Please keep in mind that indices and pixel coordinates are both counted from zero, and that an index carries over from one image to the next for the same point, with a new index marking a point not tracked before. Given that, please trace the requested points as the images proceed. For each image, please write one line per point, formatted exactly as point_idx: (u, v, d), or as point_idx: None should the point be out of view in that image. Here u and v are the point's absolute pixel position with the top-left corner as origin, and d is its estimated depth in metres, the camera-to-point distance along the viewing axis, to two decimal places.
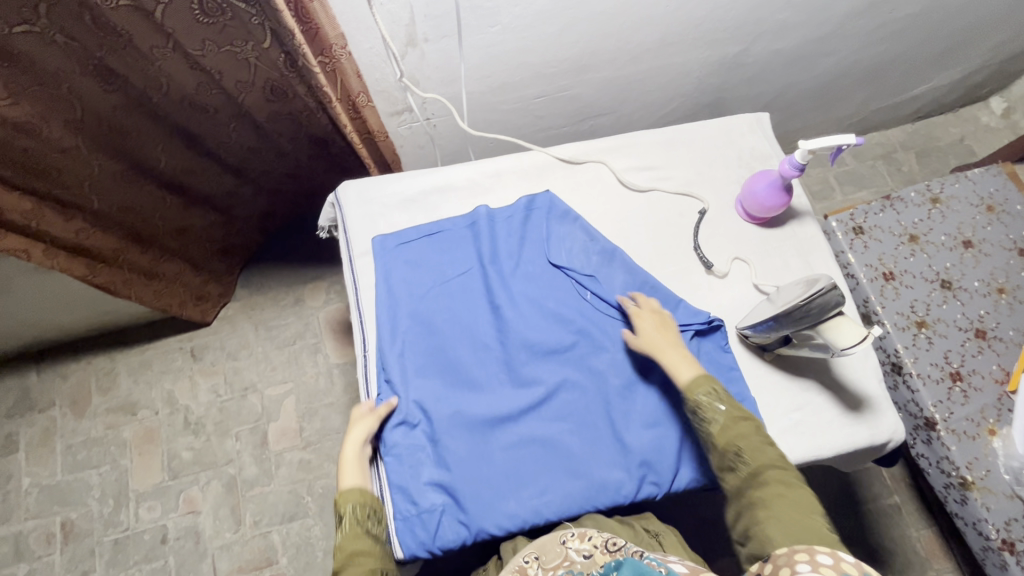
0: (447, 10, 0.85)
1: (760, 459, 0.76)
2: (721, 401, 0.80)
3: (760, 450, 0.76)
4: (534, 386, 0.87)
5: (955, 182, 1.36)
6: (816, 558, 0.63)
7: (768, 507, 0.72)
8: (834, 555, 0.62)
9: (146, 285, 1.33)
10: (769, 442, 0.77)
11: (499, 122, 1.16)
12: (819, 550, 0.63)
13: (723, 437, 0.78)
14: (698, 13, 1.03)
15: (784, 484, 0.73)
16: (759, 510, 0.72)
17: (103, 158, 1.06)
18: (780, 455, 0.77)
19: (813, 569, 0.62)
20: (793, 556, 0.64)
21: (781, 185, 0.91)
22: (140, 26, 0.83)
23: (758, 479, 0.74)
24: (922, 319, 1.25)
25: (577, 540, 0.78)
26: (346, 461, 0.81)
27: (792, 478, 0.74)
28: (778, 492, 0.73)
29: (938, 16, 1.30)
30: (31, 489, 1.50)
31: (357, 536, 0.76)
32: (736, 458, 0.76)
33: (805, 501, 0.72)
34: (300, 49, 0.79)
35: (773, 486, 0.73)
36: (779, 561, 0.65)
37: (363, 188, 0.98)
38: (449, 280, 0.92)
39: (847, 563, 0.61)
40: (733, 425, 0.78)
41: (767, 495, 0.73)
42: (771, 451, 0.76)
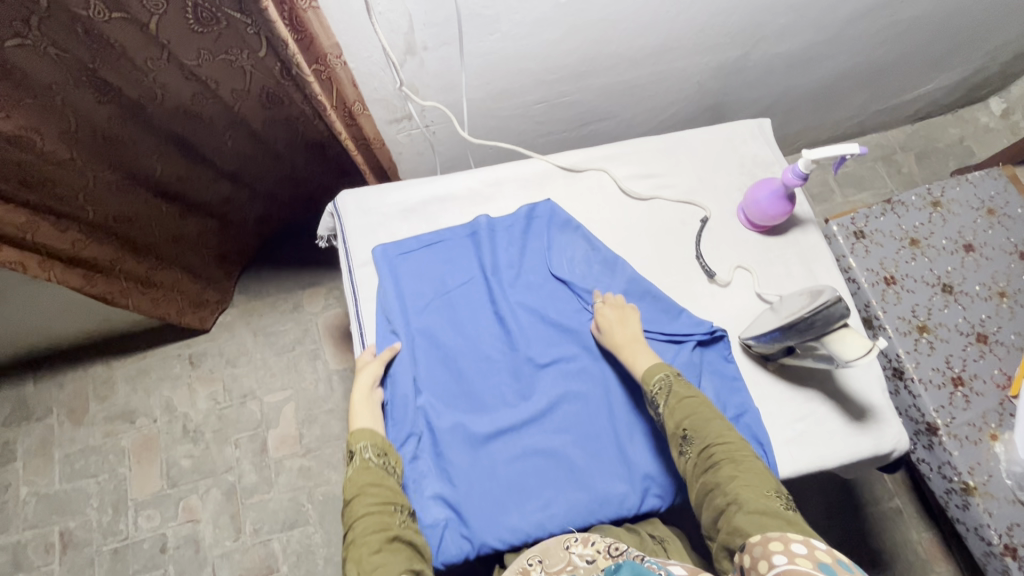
0: (446, 18, 0.84)
1: (706, 436, 0.75)
2: (671, 383, 0.81)
3: (707, 425, 0.76)
4: (537, 398, 0.86)
5: (956, 186, 1.36)
6: (791, 546, 0.59)
7: (727, 491, 0.70)
8: (808, 543, 0.59)
9: (144, 293, 1.32)
10: (716, 419, 0.77)
11: (499, 129, 1.15)
12: (791, 538, 0.60)
13: (672, 420, 0.78)
14: (700, 19, 1.03)
15: (737, 463, 0.72)
16: (719, 496, 0.70)
17: (98, 169, 1.05)
18: (727, 431, 0.76)
19: (790, 560, 0.58)
20: (768, 546, 0.60)
21: (783, 193, 0.90)
22: (133, 38, 0.82)
23: (712, 461, 0.73)
24: (924, 324, 1.24)
25: (580, 545, 0.74)
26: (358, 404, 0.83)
27: (742, 453, 0.73)
28: (732, 473, 0.71)
29: (939, 19, 1.30)
30: (29, 498, 1.49)
31: (367, 470, 0.76)
32: (684, 441, 0.76)
33: (757, 477, 0.70)
34: (293, 57, 0.78)
35: (725, 467, 0.72)
36: (755, 551, 0.61)
37: (362, 199, 0.97)
38: (450, 290, 0.92)
39: (823, 551, 0.58)
40: (680, 405, 0.78)
41: (721, 478, 0.71)
42: (716, 427, 0.75)
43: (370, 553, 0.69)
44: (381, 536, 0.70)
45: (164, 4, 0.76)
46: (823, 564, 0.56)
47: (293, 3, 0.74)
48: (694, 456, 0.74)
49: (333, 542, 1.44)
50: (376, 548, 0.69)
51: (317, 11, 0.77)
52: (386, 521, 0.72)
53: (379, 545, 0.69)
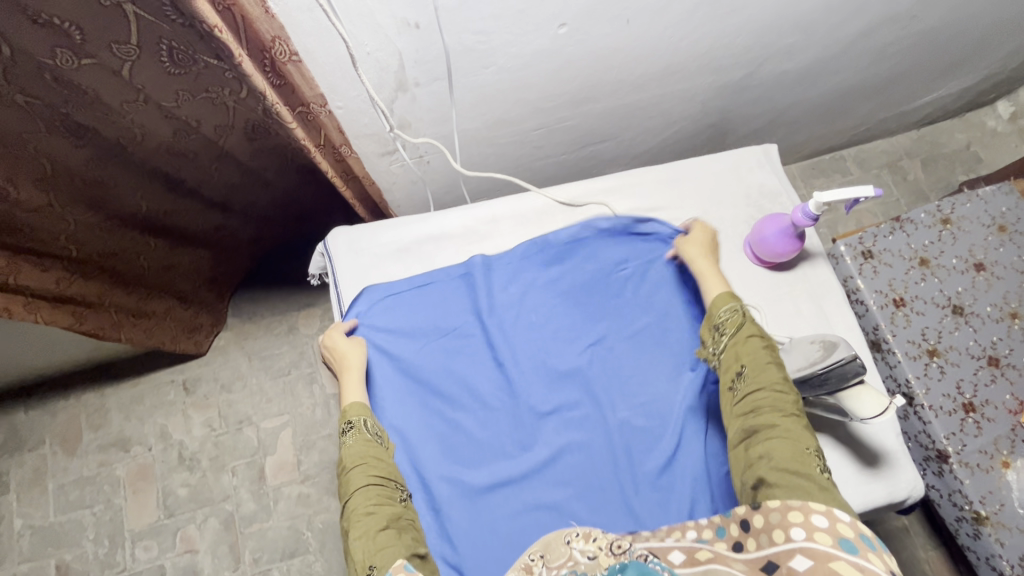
0: (438, 54, 0.79)
1: (761, 380, 0.73)
2: (742, 320, 0.79)
3: (763, 370, 0.73)
4: (538, 447, 0.83)
5: (968, 201, 1.29)
6: (811, 518, 0.59)
7: (765, 440, 0.68)
8: (830, 514, 0.59)
9: (136, 325, 1.29)
10: (777, 366, 0.74)
11: (495, 156, 1.10)
12: (814, 508, 0.60)
13: (732, 355, 0.77)
14: (704, 41, 0.98)
15: (781, 413, 0.69)
16: (753, 443, 0.69)
17: (79, 212, 1.01)
18: (785, 381, 0.73)
19: (808, 536, 0.58)
20: (787, 516, 0.60)
21: (793, 232, 0.87)
22: (106, 83, 0.78)
23: (755, 406, 0.71)
24: (934, 348, 1.19)
25: (582, 541, 0.73)
26: (348, 380, 0.83)
27: (792, 406, 0.70)
28: (774, 422, 0.69)
29: (949, 31, 1.25)
30: (24, 531, 1.46)
31: (366, 443, 0.77)
32: (737, 377, 0.75)
33: (798, 432, 0.68)
34: (274, 108, 0.74)
35: (767, 414, 0.70)
36: (772, 518, 0.62)
37: (354, 238, 0.94)
38: (444, 335, 0.89)
39: (845, 523, 0.58)
40: (743, 342, 0.77)
41: (760, 424, 0.69)
42: (774, 374, 0.73)
43: (375, 530, 0.68)
44: (387, 511, 0.70)
45: (136, 50, 0.73)
46: (844, 541, 0.57)
47: (274, 56, 0.71)
48: (742, 393, 0.73)
49: (334, 571, 1.42)
50: (382, 525, 0.68)
51: (299, 63, 0.74)
52: (389, 496, 0.73)
53: (384, 522, 0.69)
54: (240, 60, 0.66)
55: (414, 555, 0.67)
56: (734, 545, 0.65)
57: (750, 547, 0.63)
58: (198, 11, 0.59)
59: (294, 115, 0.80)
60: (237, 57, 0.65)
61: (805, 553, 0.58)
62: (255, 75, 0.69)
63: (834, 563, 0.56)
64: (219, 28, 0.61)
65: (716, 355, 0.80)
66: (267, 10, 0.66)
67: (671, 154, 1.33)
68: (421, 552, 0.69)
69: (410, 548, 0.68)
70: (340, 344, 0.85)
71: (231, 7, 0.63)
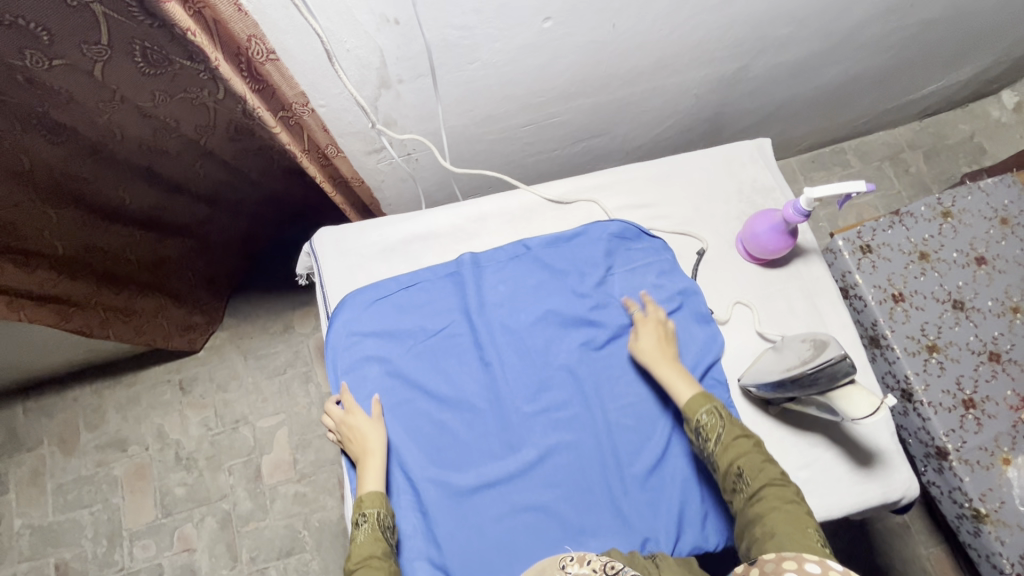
0: (419, 50, 0.78)
1: (762, 478, 0.71)
2: (722, 420, 0.76)
3: (762, 469, 0.72)
4: (526, 448, 0.82)
5: (968, 194, 1.27)
6: (804, 566, 0.58)
7: (765, 523, 0.68)
8: (822, 562, 0.57)
9: (126, 323, 1.28)
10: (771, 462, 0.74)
11: (485, 152, 1.08)
12: (806, 557, 0.58)
13: (725, 458, 0.74)
14: (696, 33, 0.96)
15: (783, 500, 0.69)
16: (758, 531, 0.68)
17: (60, 208, 1.00)
18: (783, 476, 0.72)
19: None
20: (781, 564, 0.59)
21: (784, 229, 0.86)
22: (81, 84, 0.77)
23: (757, 497, 0.70)
24: (933, 343, 1.17)
25: (576, 565, 0.67)
26: (367, 464, 0.78)
27: (792, 493, 0.70)
28: (774, 505, 0.69)
29: (950, 21, 1.23)
30: (24, 530, 1.46)
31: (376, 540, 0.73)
32: (738, 480, 0.72)
33: (798, 513, 0.68)
34: (255, 112, 0.74)
35: (769, 500, 0.69)
36: (767, 567, 0.60)
37: (339, 238, 0.93)
38: (429, 336, 0.88)
39: (838, 572, 0.56)
40: (735, 443, 0.75)
41: (762, 512, 0.69)
42: (772, 470, 0.72)
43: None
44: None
45: (107, 50, 0.72)
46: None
47: (250, 55, 0.69)
48: (747, 494, 0.71)
49: (331, 569, 1.42)
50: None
51: (277, 61, 0.73)
52: None
53: None
54: (216, 63, 0.66)
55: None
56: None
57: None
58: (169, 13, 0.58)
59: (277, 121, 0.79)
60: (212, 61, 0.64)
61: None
62: (232, 77, 0.68)
63: None
64: (192, 31, 0.60)
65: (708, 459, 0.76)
66: (240, 9, 0.64)
67: (665, 150, 1.31)
68: None
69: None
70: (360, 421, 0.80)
71: (204, 7, 0.62)
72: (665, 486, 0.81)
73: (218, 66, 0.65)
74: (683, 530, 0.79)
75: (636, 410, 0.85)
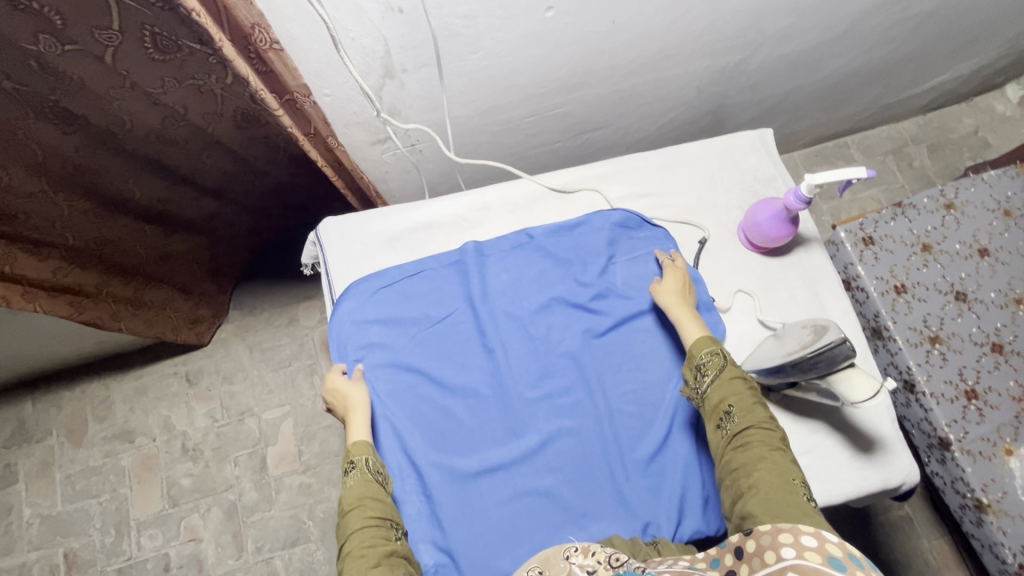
0: (424, 40, 0.79)
1: (749, 419, 0.72)
2: (725, 361, 0.77)
3: (751, 411, 0.73)
4: (528, 434, 0.83)
5: (971, 186, 1.27)
6: (800, 539, 0.58)
7: (750, 475, 0.68)
8: (818, 534, 0.57)
9: (136, 315, 1.30)
10: (761, 404, 0.74)
11: (488, 144, 1.09)
12: (802, 529, 0.58)
13: (717, 394, 0.75)
14: (698, 24, 0.97)
15: (769, 447, 0.70)
16: (742, 476, 0.69)
17: (72, 199, 1.02)
18: (772, 420, 0.73)
19: (798, 555, 0.57)
20: (777, 538, 0.59)
21: (785, 216, 0.86)
22: (91, 70, 0.79)
23: (743, 442, 0.71)
24: (936, 334, 1.17)
25: (581, 556, 0.70)
26: (353, 419, 0.81)
27: (778, 441, 0.71)
28: (763, 455, 0.69)
29: (953, 13, 1.23)
30: (33, 520, 1.48)
31: (366, 483, 0.74)
32: (725, 416, 0.74)
33: (784, 464, 0.68)
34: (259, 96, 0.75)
35: (756, 448, 0.70)
36: (763, 540, 0.60)
37: (344, 227, 0.94)
38: (433, 324, 0.89)
39: (833, 543, 0.57)
40: (729, 382, 0.75)
41: (749, 459, 0.69)
42: (761, 413, 0.72)
43: (368, 566, 0.67)
44: (379, 549, 0.69)
45: (118, 35, 0.73)
46: (833, 559, 0.55)
47: (256, 45, 0.72)
48: (730, 432, 0.72)
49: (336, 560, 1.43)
50: (374, 562, 0.67)
51: (280, 52, 0.74)
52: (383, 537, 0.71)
53: (377, 559, 0.68)
54: (221, 46, 0.67)
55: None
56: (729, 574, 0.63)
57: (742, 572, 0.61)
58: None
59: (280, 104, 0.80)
60: (217, 41, 0.65)
61: (795, 571, 0.56)
62: (237, 60, 0.69)
63: None
64: (196, 12, 0.61)
65: (699, 396, 0.77)
66: None
67: (669, 143, 1.32)
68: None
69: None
70: (340, 384, 0.83)
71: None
72: (666, 472, 0.82)
73: (224, 52, 0.66)
74: (683, 516, 0.80)
75: (637, 397, 0.85)
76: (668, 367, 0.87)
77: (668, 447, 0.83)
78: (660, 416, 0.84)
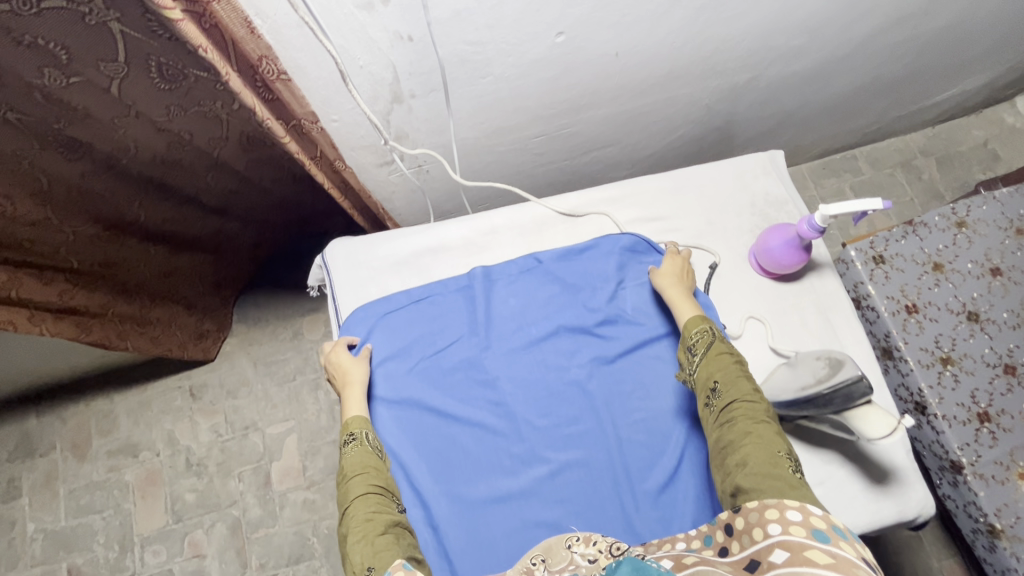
0: (433, 66, 0.78)
1: (732, 393, 0.72)
2: (714, 339, 0.79)
3: (735, 383, 0.73)
4: (537, 464, 0.82)
5: (983, 204, 1.24)
6: (786, 514, 0.58)
7: (738, 452, 0.67)
8: (803, 508, 0.58)
9: (142, 334, 1.29)
10: (748, 377, 0.74)
11: (495, 164, 1.08)
12: (788, 504, 0.59)
13: (704, 372, 0.76)
14: (708, 45, 0.96)
15: (754, 420, 0.69)
16: (730, 452, 0.68)
17: (77, 224, 1.02)
18: (758, 392, 0.73)
19: (784, 530, 0.57)
20: (764, 514, 0.59)
21: (798, 244, 0.85)
22: (96, 99, 0.78)
23: (729, 418, 0.71)
24: (947, 355, 1.16)
25: (582, 544, 0.74)
26: (349, 396, 0.83)
27: (765, 413, 0.70)
28: (747, 430, 0.68)
29: (964, 29, 1.21)
30: (37, 535, 1.47)
31: (367, 454, 0.77)
32: (712, 393, 0.74)
33: (770, 437, 0.67)
34: (264, 125, 0.74)
35: (741, 422, 0.69)
36: (751, 518, 0.60)
37: (351, 251, 0.94)
38: (439, 351, 0.88)
39: (818, 516, 0.58)
40: (714, 359, 0.76)
41: (735, 434, 0.69)
42: (744, 386, 0.72)
43: (374, 534, 0.68)
44: (386, 517, 0.70)
45: (123, 66, 0.73)
46: (818, 531, 0.56)
47: (263, 75, 0.71)
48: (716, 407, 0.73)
49: None
50: (381, 530, 0.69)
51: (288, 81, 0.74)
52: (386, 504, 0.73)
53: (383, 527, 0.69)
54: (229, 79, 0.66)
55: (412, 556, 0.67)
56: (721, 551, 0.62)
57: (733, 550, 0.61)
58: (183, 32, 0.58)
59: (287, 131, 0.78)
60: (224, 75, 0.65)
61: (783, 546, 0.56)
62: (243, 92, 0.68)
63: (809, 551, 0.55)
64: (204, 49, 0.61)
65: (692, 377, 0.79)
66: (252, 30, 0.66)
67: (676, 160, 1.31)
68: (418, 556, 0.68)
69: (406, 552, 0.68)
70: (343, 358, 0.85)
71: (216, 26, 0.62)
72: (677, 502, 0.80)
73: (230, 83, 0.65)
74: None
75: (647, 426, 0.84)
76: (678, 393, 0.86)
77: (678, 476, 0.81)
78: (670, 444, 0.83)
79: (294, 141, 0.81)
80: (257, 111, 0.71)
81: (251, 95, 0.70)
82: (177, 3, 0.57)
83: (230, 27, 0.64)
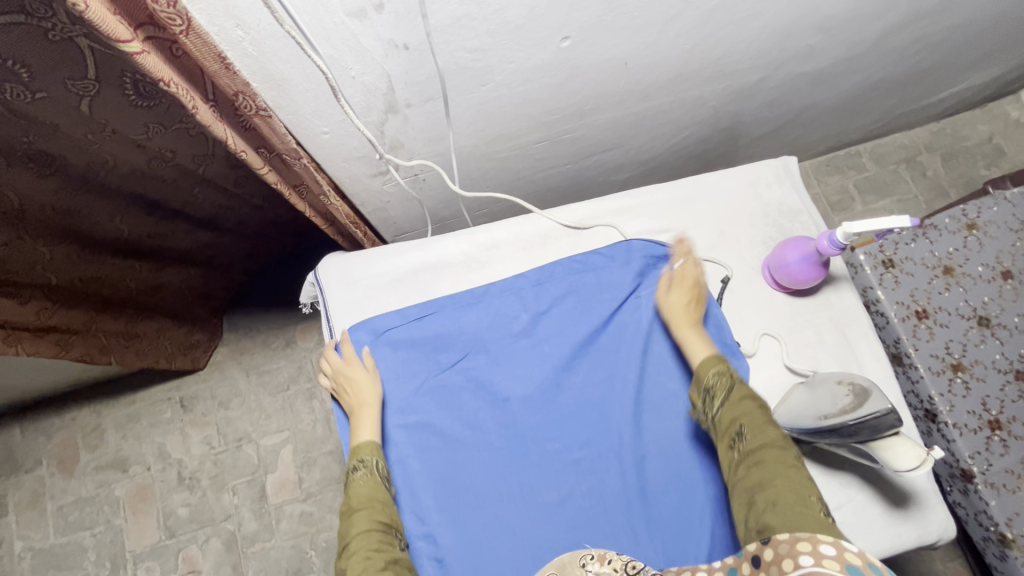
0: (430, 75, 0.73)
1: (761, 438, 0.69)
2: (732, 381, 0.75)
3: (763, 429, 0.70)
4: (547, 490, 0.79)
5: (993, 205, 1.13)
6: (819, 548, 0.54)
7: (767, 491, 0.64)
8: (837, 543, 0.53)
9: (128, 348, 1.23)
10: (773, 424, 0.71)
11: (495, 170, 1.03)
12: (821, 538, 0.54)
13: (727, 416, 0.72)
14: (719, 48, 0.91)
15: (782, 464, 0.66)
16: (758, 493, 0.64)
17: (52, 243, 0.96)
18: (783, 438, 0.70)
19: (817, 563, 0.53)
20: (795, 546, 0.55)
21: (816, 259, 0.82)
22: (68, 118, 0.76)
23: (757, 460, 0.67)
24: (958, 362, 1.06)
25: (597, 564, 0.70)
26: (361, 416, 0.79)
27: (792, 459, 0.67)
28: (777, 472, 0.65)
29: (978, 26, 1.17)
30: (24, 553, 1.42)
31: (374, 485, 0.73)
32: (737, 438, 0.70)
33: (800, 479, 0.64)
34: (239, 155, 0.73)
35: (770, 465, 0.66)
36: (780, 549, 0.56)
37: (344, 268, 0.89)
38: (443, 370, 0.84)
39: (853, 552, 0.52)
40: (736, 403, 0.73)
41: (763, 476, 0.65)
42: (771, 432, 0.69)
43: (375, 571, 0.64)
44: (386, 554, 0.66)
45: (94, 84, 0.71)
46: (852, 567, 0.51)
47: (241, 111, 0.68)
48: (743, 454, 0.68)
49: None
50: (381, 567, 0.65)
51: (268, 118, 0.70)
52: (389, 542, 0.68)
53: (384, 563, 0.65)
54: (195, 110, 0.64)
55: None
56: None
57: None
58: (142, 64, 0.55)
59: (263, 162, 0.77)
60: (190, 107, 0.63)
61: None
62: (214, 124, 0.67)
63: None
64: (167, 81, 0.58)
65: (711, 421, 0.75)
66: (228, 67, 0.62)
67: (680, 160, 1.26)
68: None
69: None
70: (356, 373, 0.80)
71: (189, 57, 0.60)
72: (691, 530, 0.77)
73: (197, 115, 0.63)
74: None
75: (660, 450, 0.81)
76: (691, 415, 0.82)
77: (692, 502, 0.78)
78: (684, 468, 0.80)
79: (270, 171, 0.79)
80: (229, 142, 0.70)
81: (223, 127, 0.68)
82: (136, 36, 0.54)
83: (201, 61, 0.60)
